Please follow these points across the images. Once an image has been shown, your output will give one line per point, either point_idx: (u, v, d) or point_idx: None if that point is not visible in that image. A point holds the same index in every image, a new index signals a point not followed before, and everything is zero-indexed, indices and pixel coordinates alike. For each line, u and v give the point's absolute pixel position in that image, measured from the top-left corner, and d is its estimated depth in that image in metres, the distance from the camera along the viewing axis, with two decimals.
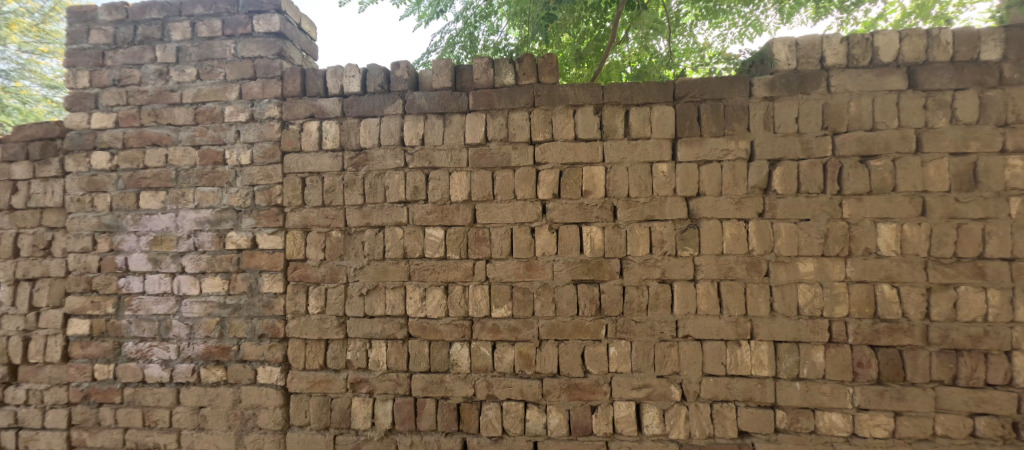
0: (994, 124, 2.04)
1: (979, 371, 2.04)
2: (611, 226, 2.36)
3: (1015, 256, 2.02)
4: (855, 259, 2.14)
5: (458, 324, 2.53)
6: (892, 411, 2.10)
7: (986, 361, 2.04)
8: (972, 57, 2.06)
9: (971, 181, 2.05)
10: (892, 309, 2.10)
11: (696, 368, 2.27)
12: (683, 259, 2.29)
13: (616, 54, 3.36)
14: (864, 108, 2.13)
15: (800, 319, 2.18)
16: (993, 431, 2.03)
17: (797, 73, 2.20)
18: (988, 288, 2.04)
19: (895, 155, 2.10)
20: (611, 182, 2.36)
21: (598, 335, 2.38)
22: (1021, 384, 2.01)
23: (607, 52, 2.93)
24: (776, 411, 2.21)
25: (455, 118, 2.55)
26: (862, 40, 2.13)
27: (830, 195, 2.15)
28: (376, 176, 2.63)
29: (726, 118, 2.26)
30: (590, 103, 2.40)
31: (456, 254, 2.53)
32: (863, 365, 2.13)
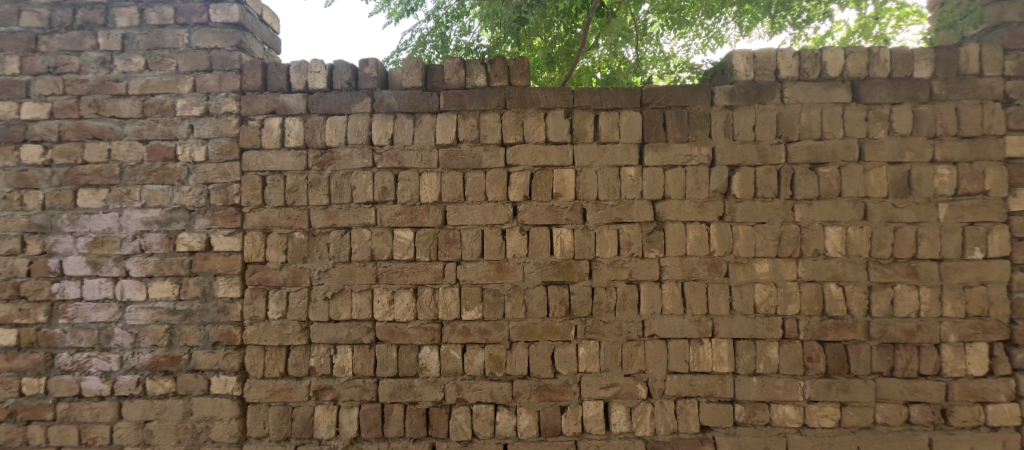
0: (926, 136, 2.23)
1: (913, 362, 2.21)
2: (580, 228, 2.41)
3: (945, 257, 2.20)
4: (806, 260, 2.27)
5: (428, 327, 2.50)
6: (838, 402, 2.25)
7: (919, 353, 2.22)
8: (906, 74, 2.24)
9: (906, 187, 2.23)
10: (838, 307, 2.26)
11: (661, 366, 2.35)
12: (649, 261, 2.36)
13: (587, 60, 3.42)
14: (814, 118, 2.27)
15: (756, 317, 2.30)
16: (925, 417, 2.21)
17: (754, 83, 2.32)
18: (921, 286, 2.22)
19: (841, 163, 2.26)
20: (580, 185, 2.41)
21: (568, 336, 2.41)
22: (949, 373, 2.20)
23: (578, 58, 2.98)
24: (735, 405, 2.31)
25: (425, 118, 2.52)
26: (812, 55, 2.28)
27: (784, 200, 2.29)
28: (342, 176, 2.56)
29: (689, 125, 2.35)
30: (560, 107, 2.44)
31: (425, 257, 2.51)
32: (813, 360, 2.27)
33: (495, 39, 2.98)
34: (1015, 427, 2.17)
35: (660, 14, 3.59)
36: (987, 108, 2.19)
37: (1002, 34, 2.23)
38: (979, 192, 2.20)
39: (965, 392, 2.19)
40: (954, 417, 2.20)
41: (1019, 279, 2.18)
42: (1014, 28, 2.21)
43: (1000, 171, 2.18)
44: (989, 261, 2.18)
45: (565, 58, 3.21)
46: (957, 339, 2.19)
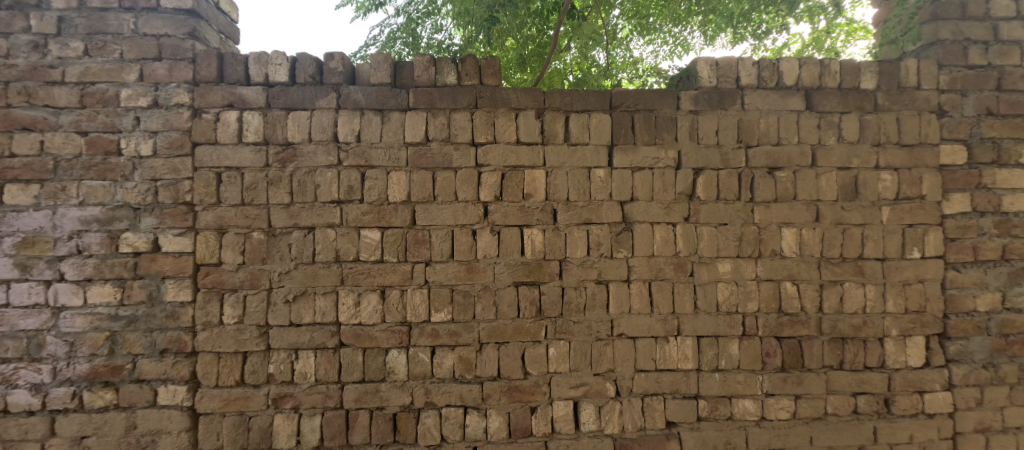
0: (871, 143, 2.38)
1: (859, 355, 2.36)
2: (551, 229, 2.42)
3: (887, 256, 2.36)
4: (765, 260, 2.38)
5: (395, 329, 2.44)
6: (793, 395, 2.37)
7: (865, 346, 2.37)
8: (854, 86, 2.39)
9: (853, 191, 2.38)
10: (793, 304, 2.37)
11: (629, 365, 2.39)
12: (618, 261, 2.40)
13: (559, 62, 3.47)
14: (771, 125, 2.39)
15: (719, 315, 2.38)
16: (871, 407, 2.36)
17: (717, 90, 2.41)
18: (867, 284, 2.37)
19: (796, 168, 2.38)
20: (551, 186, 2.42)
21: (538, 336, 2.42)
22: (891, 365, 2.36)
23: (549, 59, 3.01)
24: (698, 401, 2.38)
25: (394, 115, 2.46)
26: (770, 65, 2.39)
27: (744, 202, 2.38)
28: (306, 174, 2.46)
29: (657, 128, 2.41)
30: (531, 108, 2.45)
31: (393, 257, 2.45)
32: (771, 355, 2.37)
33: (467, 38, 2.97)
34: (948, 413, 2.35)
35: (629, 20, 3.60)
36: (924, 118, 2.37)
37: (936, 51, 2.41)
38: (917, 196, 2.37)
39: (905, 382, 2.35)
40: (896, 406, 2.36)
41: (951, 277, 2.37)
42: (948, 45, 2.39)
43: (935, 177, 2.37)
44: (926, 260, 2.36)
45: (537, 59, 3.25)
46: (898, 333, 2.36)
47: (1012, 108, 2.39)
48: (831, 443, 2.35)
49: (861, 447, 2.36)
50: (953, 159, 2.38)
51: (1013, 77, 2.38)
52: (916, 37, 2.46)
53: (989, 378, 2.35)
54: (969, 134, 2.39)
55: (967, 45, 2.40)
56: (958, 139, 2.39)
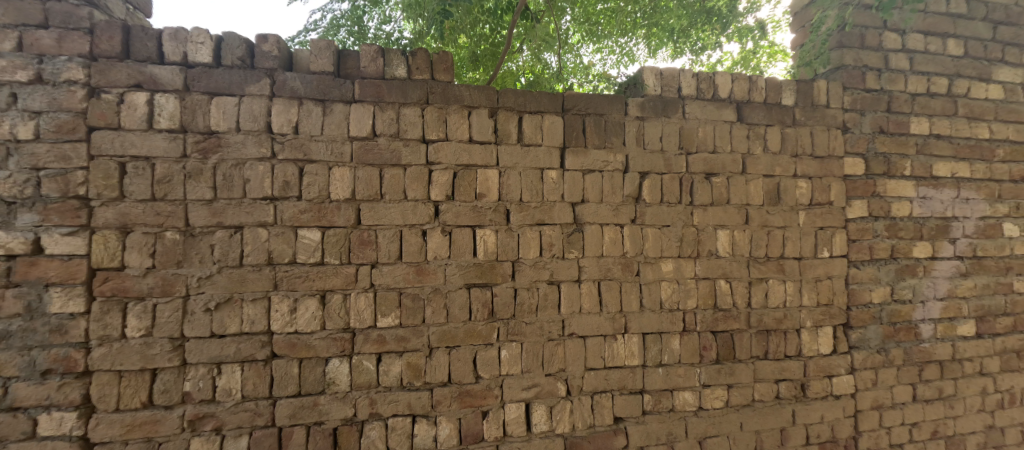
0: (791, 155, 2.65)
1: (781, 345, 2.60)
2: (504, 230, 2.39)
3: (803, 256, 2.63)
4: (702, 260, 2.54)
5: (337, 337, 2.26)
6: (726, 384, 2.55)
7: (785, 337, 2.61)
8: (777, 101, 2.65)
9: (776, 197, 2.62)
10: (726, 300, 2.56)
11: (579, 364, 2.43)
12: (569, 261, 2.43)
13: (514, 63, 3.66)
14: (708, 134, 2.56)
15: (662, 313, 2.50)
16: (790, 392, 2.61)
17: (661, 98, 2.54)
18: (787, 280, 2.62)
19: (729, 174, 2.58)
20: (504, 186, 2.39)
21: (490, 339, 2.37)
22: (806, 353, 2.63)
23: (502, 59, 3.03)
24: (643, 395, 2.48)
25: (337, 107, 2.30)
26: (707, 78, 2.57)
27: (685, 205, 2.53)
28: (232, 167, 2.21)
29: (606, 132, 2.49)
30: (484, 107, 2.41)
31: (335, 259, 2.27)
32: (707, 348, 2.54)
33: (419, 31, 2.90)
34: (851, 394, 2.67)
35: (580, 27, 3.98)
36: (832, 133, 2.69)
37: (842, 75, 2.76)
38: (827, 202, 2.67)
39: (817, 368, 2.64)
40: (810, 390, 2.63)
41: (853, 274, 2.70)
42: (850, 70, 2.75)
43: (840, 185, 2.68)
44: (834, 259, 2.66)
45: (490, 58, 3.30)
46: (811, 324, 2.64)
47: (898, 127, 2.79)
48: (758, 427, 2.56)
49: (782, 429, 2.59)
50: (854, 170, 2.72)
51: (900, 101, 2.78)
52: (826, 61, 2.79)
53: (882, 360, 2.72)
54: (866, 148, 2.74)
55: (865, 71, 2.77)
56: (858, 153, 2.73)
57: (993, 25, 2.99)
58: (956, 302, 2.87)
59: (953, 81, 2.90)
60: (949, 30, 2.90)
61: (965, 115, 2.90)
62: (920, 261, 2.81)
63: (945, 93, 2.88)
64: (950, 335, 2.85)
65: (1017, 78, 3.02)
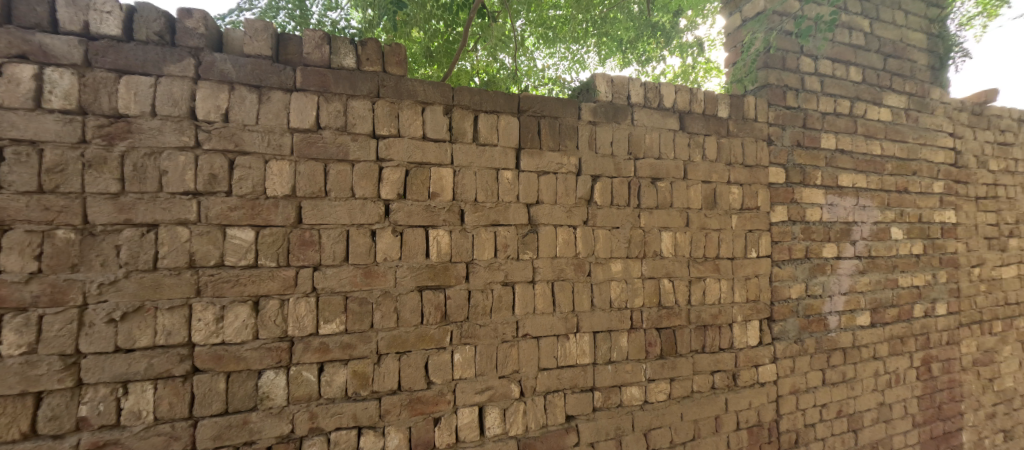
0: (725, 164, 2.91)
1: (717, 340, 2.86)
2: (458, 230, 2.35)
3: (735, 256, 2.93)
4: (649, 260, 2.71)
5: (272, 347, 2.06)
6: (669, 378, 2.75)
7: (720, 331, 2.87)
8: (714, 113, 2.91)
9: (713, 201, 2.88)
10: (670, 298, 2.76)
11: (533, 365, 2.47)
12: (523, 262, 2.46)
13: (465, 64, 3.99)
14: (654, 141, 2.73)
15: (612, 312, 2.63)
16: (724, 382, 2.89)
17: (612, 104, 2.68)
18: (722, 278, 2.90)
19: (673, 180, 2.78)
20: (458, 186, 2.36)
21: (443, 343, 2.32)
22: (738, 345, 2.93)
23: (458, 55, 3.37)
24: (594, 392, 2.59)
25: (276, 95, 2.09)
26: (654, 88, 2.76)
27: (633, 208, 2.69)
28: (147, 157, 1.93)
29: (560, 135, 2.57)
30: (438, 103, 2.36)
31: (271, 262, 2.06)
32: (652, 345, 2.71)
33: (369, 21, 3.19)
34: (774, 381, 3.06)
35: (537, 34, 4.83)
36: (759, 145, 3.03)
37: (766, 92, 3.15)
38: (755, 207, 3.00)
39: (747, 359, 2.95)
40: (739, 379, 2.94)
41: (775, 271, 3.09)
42: (773, 88, 3.15)
43: (766, 192, 3.03)
44: (760, 259, 2.99)
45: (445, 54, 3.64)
46: (742, 319, 2.94)
47: (811, 142, 3.25)
48: (696, 416, 2.79)
49: (716, 416, 2.87)
50: (776, 178, 3.09)
51: (812, 119, 3.27)
52: (754, 79, 3.17)
53: (798, 349, 3.16)
54: (786, 159, 3.16)
55: (785, 90, 3.20)
56: (780, 163, 3.14)
57: (883, 57, 3.72)
58: (857, 296, 3.46)
59: (854, 104, 3.52)
60: (852, 59, 3.53)
61: (863, 133, 3.53)
62: (829, 260, 3.33)
63: (848, 113, 3.47)
64: (851, 325, 3.42)
65: (902, 104, 3.77)
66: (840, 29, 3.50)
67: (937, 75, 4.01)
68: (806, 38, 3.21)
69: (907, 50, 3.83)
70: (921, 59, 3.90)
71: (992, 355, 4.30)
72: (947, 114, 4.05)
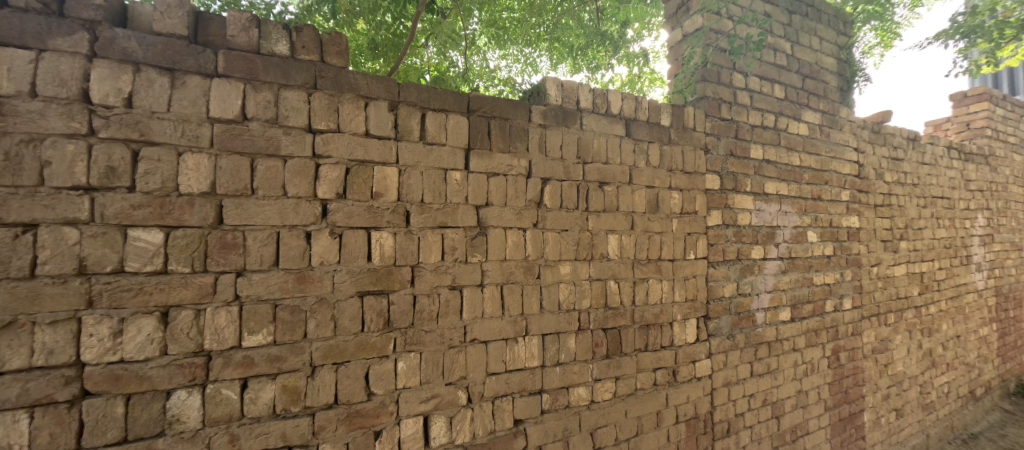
0: (667, 169, 3.21)
1: (658, 338, 3.12)
2: (402, 232, 2.30)
3: (676, 258, 3.21)
4: (596, 261, 2.90)
5: (184, 363, 1.82)
6: (614, 377, 2.94)
7: (662, 329, 3.14)
8: (657, 121, 3.19)
9: (656, 206, 3.14)
10: (615, 299, 2.97)
11: (480, 370, 2.50)
12: (472, 265, 2.49)
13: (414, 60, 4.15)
14: (602, 145, 2.95)
15: (560, 314, 2.77)
16: (665, 378, 3.15)
17: (562, 108, 2.84)
18: (664, 279, 3.16)
19: (618, 184, 3.00)
20: (403, 186, 2.31)
21: (385, 351, 2.24)
22: (677, 343, 3.20)
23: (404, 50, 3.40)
24: (542, 395, 2.70)
25: (192, 79, 1.85)
26: (602, 94, 2.98)
27: (581, 211, 2.85)
28: (26, 144, 1.63)
29: (510, 137, 2.65)
30: (383, 99, 2.28)
31: (185, 267, 1.82)
32: (599, 345, 2.89)
33: (307, 6, 3.26)
34: (709, 375, 3.35)
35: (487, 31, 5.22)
36: (697, 153, 3.34)
37: (704, 104, 3.45)
38: (693, 212, 3.30)
39: (685, 356, 3.24)
40: (680, 375, 3.22)
41: (710, 272, 3.39)
42: (709, 100, 3.45)
43: (703, 197, 3.34)
44: (698, 260, 3.31)
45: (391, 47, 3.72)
46: (681, 317, 3.23)
47: (743, 151, 3.58)
48: (640, 413, 3.02)
49: (658, 412, 3.11)
50: (712, 185, 3.41)
51: (743, 130, 3.59)
52: (693, 90, 3.47)
53: (730, 344, 3.46)
54: (721, 167, 3.47)
55: (721, 102, 3.50)
56: (716, 171, 3.44)
57: (802, 77, 4.04)
58: (780, 293, 3.76)
59: (778, 118, 3.83)
60: (776, 78, 3.83)
61: (786, 146, 3.84)
62: (757, 261, 3.63)
63: (773, 127, 3.78)
64: (775, 320, 3.71)
65: (817, 121, 4.11)
66: (766, 49, 3.79)
67: (844, 96, 4.42)
68: (738, 55, 3.52)
69: (821, 72, 4.18)
70: (832, 81, 4.27)
71: (887, 344, 4.81)
72: (853, 131, 4.47)
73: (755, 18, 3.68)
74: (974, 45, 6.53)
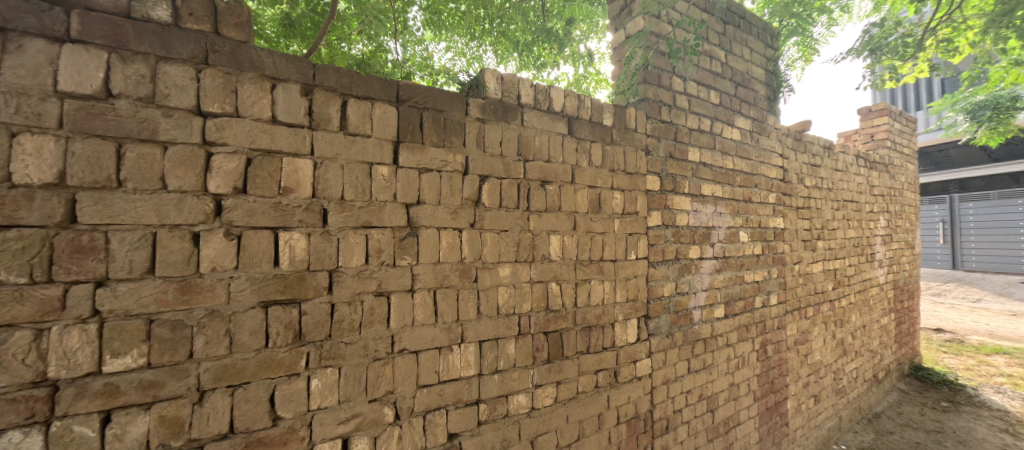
0: (609, 169, 3.14)
1: (599, 340, 3.04)
2: (318, 233, 2.04)
3: (617, 258, 3.14)
4: (537, 263, 2.75)
5: (18, 397, 1.48)
6: (555, 382, 2.81)
7: (603, 331, 3.06)
8: (600, 121, 3.11)
9: (598, 205, 3.06)
10: (557, 301, 2.84)
11: (410, 383, 2.28)
12: (400, 269, 2.26)
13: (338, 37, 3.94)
14: (543, 143, 2.81)
15: (499, 319, 2.59)
16: (606, 380, 3.07)
17: (501, 103, 2.67)
18: (605, 280, 3.08)
19: (561, 183, 2.88)
20: (320, 180, 2.05)
21: (295, 368, 1.97)
22: (618, 343, 3.14)
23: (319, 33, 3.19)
24: (479, 405, 2.51)
25: (34, 43, 1.52)
26: (544, 90, 2.84)
27: (522, 210, 2.69)
28: None
29: (445, 130, 2.44)
30: (296, 82, 2.01)
31: (22, 277, 1.49)
32: (539, 349, 2.75)
33: None
34: (649, 374, 3.32)
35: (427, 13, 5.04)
36: (638, 154, 3.30)
37: (645, 106, 3.42)
38: (634, 212, 3.26)
39: (626, 356, 3.18)
40: (621, 376, 3.15)
41: (651, 272, 3.36)
42: (650, 102, 3.42)
43: (643, 197, 3.31)
44: (639, 260, 3.26)
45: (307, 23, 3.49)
46: (622, 318, 3.17)
47: (681, 154, 3.59)
48: (581, 416, 2.92)
49: (600, 414, 3.03)
50: (652, 186, 3.39)
51: (682, 133, 3.60)
52: (635, 92, 3.44)
53: (669, 343, 3.45)
54: (661, 169, 3.45)
55: (661, 105, 3.49)
56: (656, 171, 3.42)
57: (735, 85, 4.13)
58: (715, 291, 3.81)
59: (714, 123, 3.88)
60: (711, 84, 3.88)
61: (721, 150, 3.91)
62: (694, 260, 3.66)
63: (710, 131, 3.83)
64: (710, 318, 3.76)
65: (749, 127, 4.23)
66: (702, 55, 3.82)
67: (772, 105, 4.57)
68: (677, 58, 3.52)
69: (751, 81, 4.29)
70: (761, 90, 4.40)
71: (807, 336, 5.07)
72: (779, 137, 4.66)
73: (692, 23, 3.70)
74: (879, 62, 7.07)
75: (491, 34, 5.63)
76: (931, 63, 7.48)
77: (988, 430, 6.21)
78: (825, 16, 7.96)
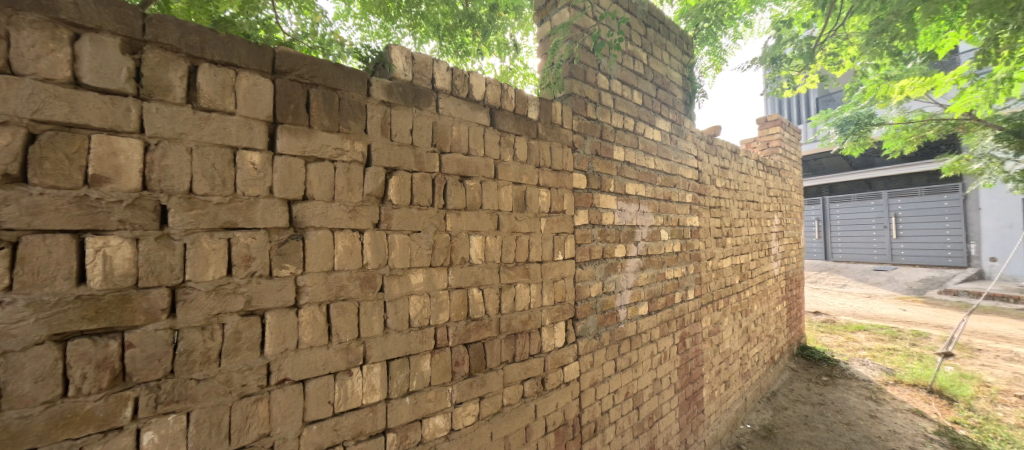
0: (535, 165, 2.85)
1: (526, 346, 2.74)
2: (151, 238, 1.54)
3: (544, 259, 2.87)
4: (455, 268, 2.39)
5: None
6: (478, 397, 2.47)
7: (530, 337, 2.77)
8: (524, 113, 2.81)
9: (523, 202, 2.76)
10: (479, 309, 2.49)
11: (294, 421, 1.82)
12: (279, 282, 1.79)
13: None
14: (461, 133, 2.45)
15: (410, 333, 2.19)
16: (533, 389, 2.78)
17: (412, 86, 2.27)
18: (531, 283, 2.79)
19: (482, 178, 2.54)
20: (154, 168, 1.55)
21: (114, 420, 1.48)
22: (545, 349, 2.86)
23: None
24: (387, 436, 2.10)
25: None
26: (462, 76, 2.49)
27: (437, 208, 2.32)
28: None
29: (341, 113, 2.00)
30: (115, 36, 1.51)
31: None
32: (459, 364, 2.39)
33: None
34: (577, 378, 3.08)
35: None
36: (564, 150, 3.05)
37: (571, 101, 3.18)
38: (561, 210, 3.01)
39: (553, 362, 2.91)
40: (548, 383, 2.88)
41: (578, 273, 3.13)
42: (576, 98, 3.20)
43: (570, 195, 3.07)
44: (566, 260, 3.02)
45: None
46: (550, 322, 2.90)
47: (606, 152, 3.41)
48: (506, 432, 2.60)
49: (527, 426, 2.73)
50: (579, 183, 3.16)
51: (607, 132, 3.42)
52: (560, 86, 3.19)
53: (596, 344, 3.24)
54: (587, 167, 3.24)
55: (586, 101, 3.28)
56: (582, 169, 3.20)
57: (657, 86, 4.06)
58: (639, 289, 3.68)
59: (637, 123, 3.76)
60: (635, 84, 3.76)
61: (644, 150, 3.80)
62: (619, 258, 3.49)
63: (633, 131, 3.69)
64: (635, 316, 3.62)
65: (669, 128, 4.18)
66: (625, 55, 3.68)
67: (689, 110, 4.57)
68: (601, 53, 3.33)
69: (671, 84, 4.25)
70: (680, 94, 4.39)
71: (718, 326, 5.17)
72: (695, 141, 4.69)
73: (616, 18, 3.53)
74: (778, 72, 7.53)
75: (408, 16, 5.20)
76: (820, 75, 8.10)
77: (857, 398, 6.79)
78: (733, 28, 8.40)
